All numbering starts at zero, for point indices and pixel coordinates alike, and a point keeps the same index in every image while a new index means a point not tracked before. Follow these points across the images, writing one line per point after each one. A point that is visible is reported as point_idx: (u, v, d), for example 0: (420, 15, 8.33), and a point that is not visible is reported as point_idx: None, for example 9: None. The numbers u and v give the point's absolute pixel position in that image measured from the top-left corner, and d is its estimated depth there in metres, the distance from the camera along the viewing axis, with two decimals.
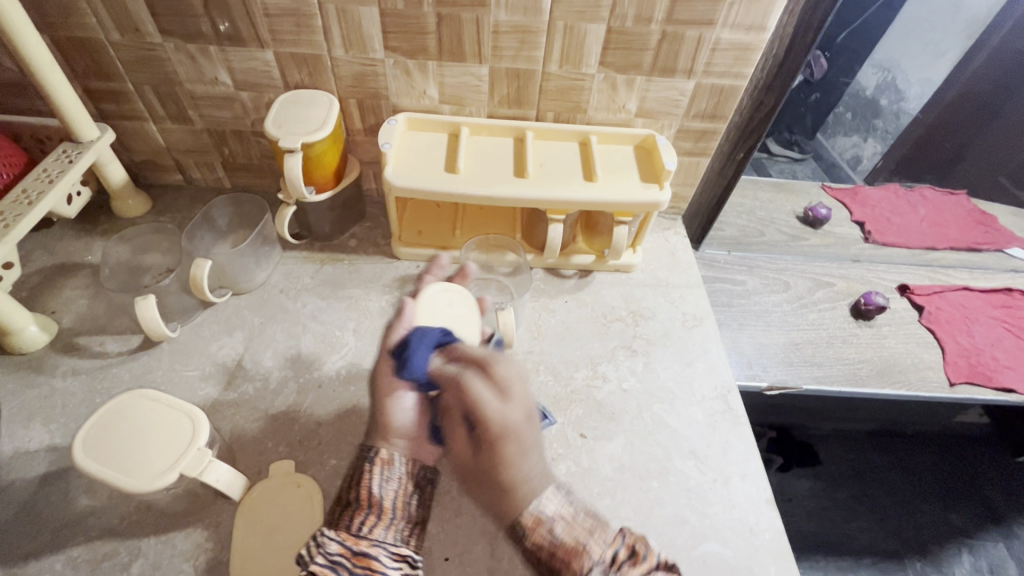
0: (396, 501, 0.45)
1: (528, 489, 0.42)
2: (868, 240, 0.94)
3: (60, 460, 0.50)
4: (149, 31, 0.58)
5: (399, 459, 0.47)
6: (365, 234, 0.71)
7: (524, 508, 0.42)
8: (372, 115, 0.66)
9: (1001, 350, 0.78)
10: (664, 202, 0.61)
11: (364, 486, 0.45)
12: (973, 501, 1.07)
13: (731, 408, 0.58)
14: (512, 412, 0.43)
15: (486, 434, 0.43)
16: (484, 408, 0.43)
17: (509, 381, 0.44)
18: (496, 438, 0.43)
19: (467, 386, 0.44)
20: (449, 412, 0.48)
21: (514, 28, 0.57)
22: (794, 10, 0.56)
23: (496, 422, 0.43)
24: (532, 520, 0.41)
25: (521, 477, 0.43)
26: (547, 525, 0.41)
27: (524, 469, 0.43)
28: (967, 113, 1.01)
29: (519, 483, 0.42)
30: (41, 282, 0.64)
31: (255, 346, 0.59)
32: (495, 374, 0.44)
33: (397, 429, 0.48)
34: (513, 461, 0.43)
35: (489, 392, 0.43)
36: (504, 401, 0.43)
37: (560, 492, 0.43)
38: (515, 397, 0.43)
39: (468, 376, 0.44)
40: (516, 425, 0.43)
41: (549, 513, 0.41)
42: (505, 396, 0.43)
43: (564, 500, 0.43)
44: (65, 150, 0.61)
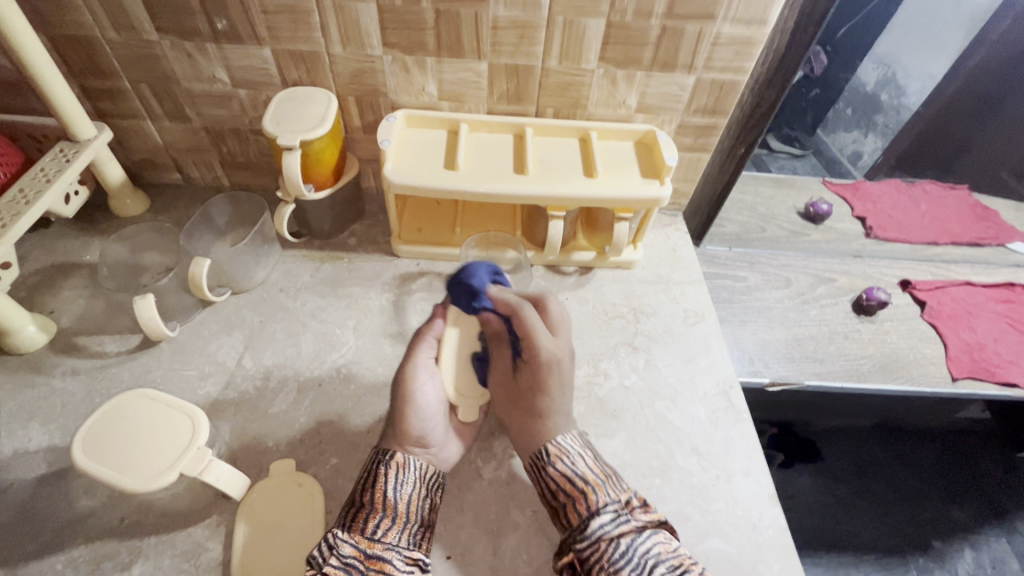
0: (412, 507, 0.46)
1: (551, 432, 0.49)
2: (870, 235, 0.94)
3: (60, 460, 0.50)
4: (146, 29, 0.57)
5: (416, 466, 0.48)
6: (364, 232, 0.71)
7: (548, 440, 0.49)
8: (370, 112, 0.66)
9: (1004, 345, 0.78)
10: (665, 198, 0.60)
11: (381, 489, 0.45)
12: (975, 496, 1.07)
13: (733, 405, 0.58)
14: (562, 345, 0.52)
15: (534, 360, 0.50)
16: (539, 337, 0.50)
17: (559, 322, 0.53)
18: (541, 368, 0.50)
19: (525, 315, 0.51)
20: (496, 337, 0.55)
21: (512, 24, 0.57)
22: (794, 4, 0.55)
23: (546, 355, 0.50)
24: (557, 451, 0.48)
25: (549, 415, 0.50)
26: (568, 459, 0.47)
27: (558, 403, 0.51)
28: (966, 109, 1.00)
29: (552, 413, 0.50)
30: (40, 281, 0.63)
31: (254, 344, 0.59)
32: (548, 310, 0.53)
33: (414, 438, 0.49)
34: (548, 395, 0.50)
35: (544, 328, 0.52)
36: (554, 337, 0.52)
37: (579, 437, 0.50)
38: (563, 334, 0.52)
39: (528, 311, 0.51)
40: (561, 355, 0.51)
41: (572, 450, 0.48)
42: (555, 332, 0.52)
43: (586, 450, 0.49)
44: (62, 149, 0.61)
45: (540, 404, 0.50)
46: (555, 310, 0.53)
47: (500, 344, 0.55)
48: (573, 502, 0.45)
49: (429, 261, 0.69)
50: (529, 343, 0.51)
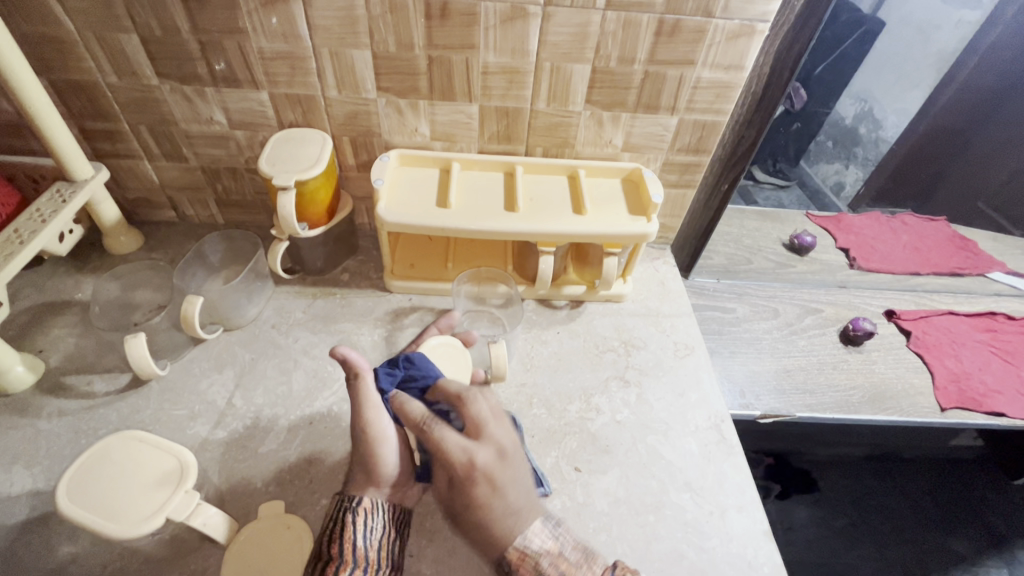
0: (378, 554, 0.45)
1: (508, 529, 0.41)
2: (853, 266, 0.96)
3: (43, 505, 0.49)
4: (146, 74, 0.59)
5: (381, 505, 0.47)
6: (358, 268, 0.72)
7: (506, 543, 0.41)
8: (364, 151, 0.68)
9: (990, 374, 0.79)
10: (652, 233, 0.62)
11: (348, 537, 0.44)
12: (972, 525, 1.07)
13: (725, 438, 0.58)
14: (487, 446, 0.43)
15: (452, 474, 0.42)
16: (451, 452, 0.42)
17: (482, 418, 0.45)
18: (467, 479, 0.42)
19: (433, 427, 0.44)
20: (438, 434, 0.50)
21: (502, 69, 0.59)
22: (770, 50, 0.58)
23: (462, 464, 0.42)
24: (519, 554, 0.40)
25: (502, 513, 0.41)
26: (534, 559, 0.40)
27: (504, 504, 0.42)
28: (938, 144, 1.04)
29: (502, 520, 0.41)
30: (30, 320, 0.63)
31: (245, 383, 0.59)
32: (470, 413, 0.45)
33: (384, 478, 0.48)
34: (485, 502, 0.42)
35: (454, 433, 0.43)
36: (471, 441, 0.43)
37: (547, 522, 0.42)
38: (489, 433, 0.44)
39: (432, 426, 0.44)
40: (484, 466, 0.42)
41: (535, 547, 0.41)
42: (477, 434, 0.44)
43: (552, 534, 0.42)
44: (58, 189, 0.61)
45: (480, 521, 0.42)
46: (479, 410, 0.45)
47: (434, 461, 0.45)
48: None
49: (421, 296, 0.69)
50: (439, 456, 0.43)
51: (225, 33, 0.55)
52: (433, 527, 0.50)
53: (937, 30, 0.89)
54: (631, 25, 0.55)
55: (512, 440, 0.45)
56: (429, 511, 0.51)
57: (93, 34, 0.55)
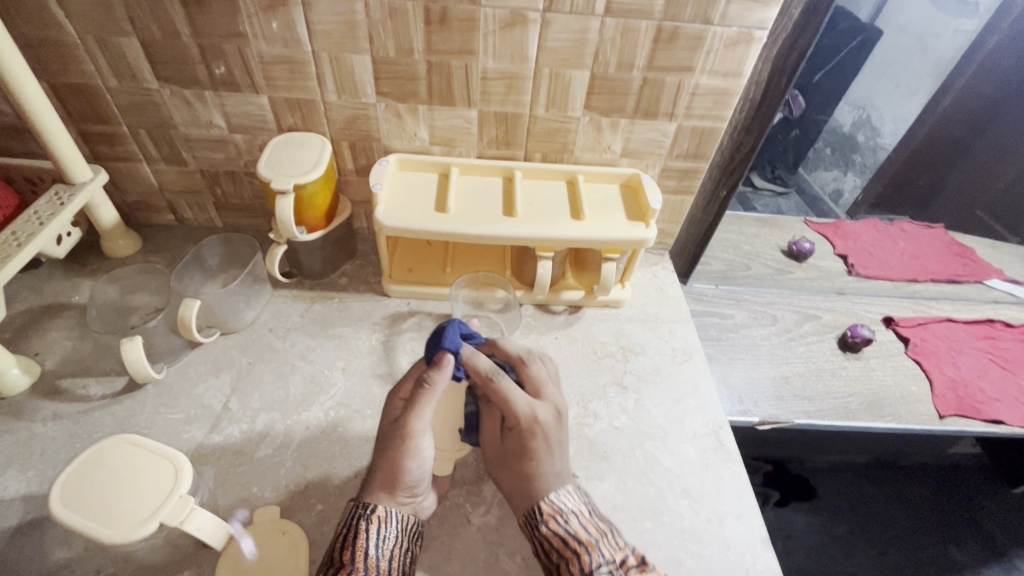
0: (392, 565, 0.43)
1: (545, 485, 0.46)
2: (852, 273, 0.96)
3: (36, 509, 0.48)
4: (146, 77, 0.59)
5: (397, 515, 0.45)
6: (356, 272, 0.72)
7: (540, 496, 0.46)
8: (363, 156, 0.68)
9: (988, 382, 0.79)
10: (651, 239, 0.62)
11: (361, 547, 0.42)
12: (971, 533, 1.06)
13: (723, 445, 0.58)
14: (544, 407, 0.49)
15: (515, 423, 0.48)
16: (516, 401, 0.48)
17: (543, 381, 0.51)
18: (526, 432, 0.48)
19: (502, 384, 0.48)
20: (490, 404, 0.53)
21: (501, 75, 0.59)
22: (768, 57, 0.58)
23: (525, 415, 0.48)
24: (551, 510, 0.45)
25: (545, 470, 0.47)
26: (562, 518, 0.44)
27: (548, 464, 0.47)
28: (935, 150, 1.06)
29: (542, 475, 0.47)
30: (27, 323, 0.63)
31: (242, 387, 0.58)
32: (530, 374, 0.51)
33: (404, 487, 0.45)
34: (539, 455, 0.47)
35: (519, 392, 0.48)
36: (535, 398, 0.50)
37: (578, 492, 0.47)
38: (548, 396, 0.51)
39: (500, 379, 0.48)
40: (543, 421, 0.48)
41: (567, 507, 0.45)
42: (538, 395, 0.50)
43: (580, 499, 0.47)
44: (57, 192, 0.61)
45: (528, 469, 0.47)
46: (536, 373, 0.52)
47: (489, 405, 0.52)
48: (568, 556, 0.42)
49: (419, 301, 0.69)
50: (506, 409, 0.48)
51: (225, 38, 0.56)
52: (430, 534, 0.50)
53: (935, 38, 0.91)
54: (630, 31, 0.55)
55: (561, 407, 0.51)
56: (425, 517, 0.51)
57: (93, 37, 0.56)
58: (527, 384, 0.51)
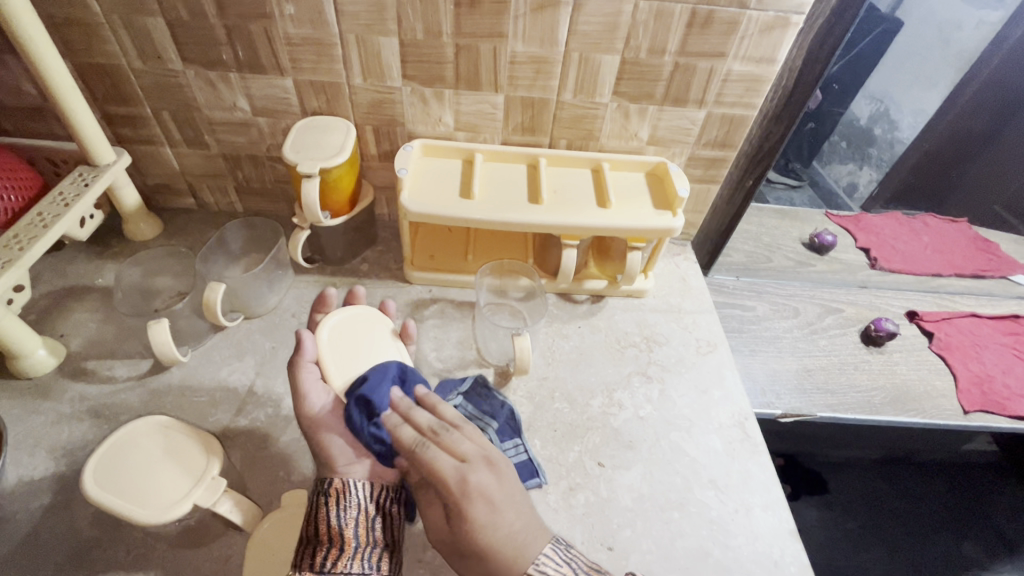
0: (363, 535, 0.44)
1: (513, 560, 0.39)
2: (874, 266, 0.95)
3: (66, 489, 0.48)
4: (171, 59, 0.59)
5: (352, 485, 0.45)
6: (378, 259, 0.72)
7: (514, 574, 0.38)
8: (387, 140, 0.67)
9: (1013, 378, 0.78)
10: (677, 228, 0.61)
11: (324, 520, 0.43)
12: (985, 530, 1.06)
13: (749, 436, 0.58)
14: (470, 457, 0.43)
15: (446, 491, 0.41)
16: (440, 462, 0.42)
17: (449, 432, 0.44)
18: (461, 500, 0.41)
19: (426, 448, 0.43)
20: (426, 495, 0.46)
21: (530, 59, 0.58)
22: (802, 44, 0.57)
23: (455, 480, 0.41)
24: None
25: (492, 543, 0.39)
26: None
27: (504, 527, 0.40)
28: (957, 143, 1.04)
29: (498, 549, 0.39)
30: (51, 304, 0.63)
31: (266, 371, 0.58)
32: (442, 437, 0.44)
33: (339, 460, 0.47)
34: (481, 524, 0.40)
35: (441, 452, 0.43)
36: (460, 460, 0.42)
37: (549, 545, 0.41)
38: (468, 447, 0.43)
39: (425, 448, 0.43)
40: (475, 482, 0.41)
41: (551, 573, 0.39)
42: (456, 451, 0.43)
43: (563, 558, 0.40)
44: (81, 174, 0.61)
45: (479, 544, 0.39)
46: (445, 413, 0.46)
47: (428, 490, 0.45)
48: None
49: (441, 288, 0.69)
50: (431, 474, 0.42)
51: (251, 18, 0.55)
52: None
53: (957, 30, 0.88)
54: (663, 15, 0.54)
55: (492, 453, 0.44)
56: None
57: (119, 17, 0.55)
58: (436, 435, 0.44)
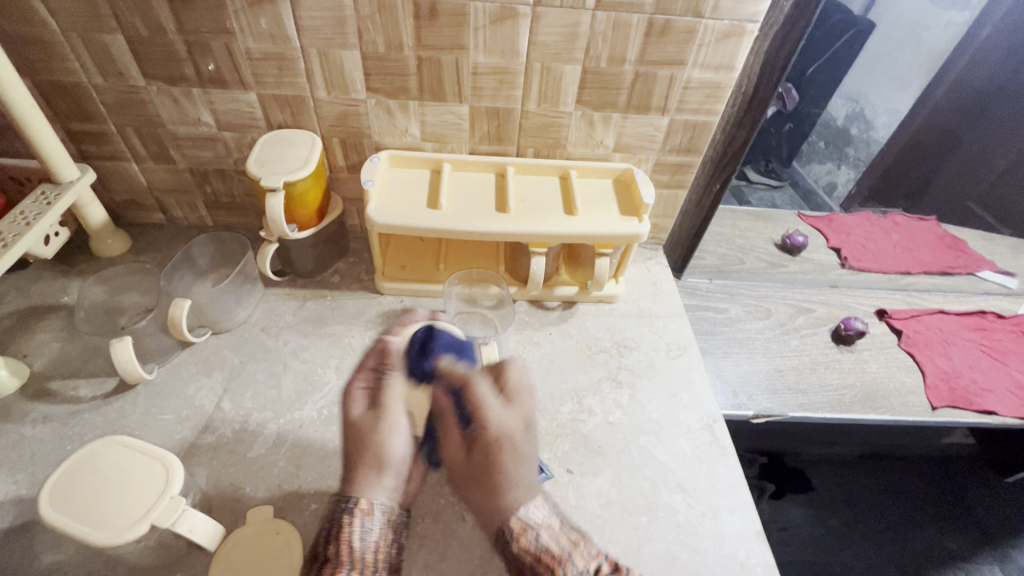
0: (378, 557, 0.43)
1: (517, 497, 0.42)
2: (845, 266, 0.96)
3: (26, 513, 0.48)
4: (132, 75, 0.59)
5: (381, 508, 0.44)
6: (348, 270, 0.72)
7: (507, 513, 0.42)
8: (354, 152, 0.67)
9: (980, 373, 0.79)
10: (644, 234, 0.62)
11: (346, 539, 0.42)
12: (964, 522, 1.07)
13: (717, 439, 0.58)
14: (513, 416, 0.44)
15: (483, 435, 0.43)
16: (487, 411, 0.44)
17: (518, 389, 0.46)
18: (496, 442, 0.43)
19: (476, 386, 0.46)
20: (442, 414, 0.47)
21: (492, 70, 0.59)
22: (760, 50, 0.58)
23: (495, 426, 0.44)
24: (519, 527, 0.41)
25: (505, 478, 0.43)
26: (534, 532, 0.41)
27: (521, 475, 0.43)
28: (930, 142, 1.05)
29: (510, 489, 0.42)
30: (15, 324, 0.62)
31: (234, 387, 0.58)
32: (507, 380, 0.46)
33: (391, 464, 0.46)
34: (507, 466, 0.43)
35: (494, 398, 0.45)
36: (506, 406, 0.45)
37: (547, 503, 0.43)
38: (521, 405, 0.45)
39: (477, 384, 0.46)
40: (512, 433, 0.43)
41: (537, 520, 0.42)
42: (509, 402, 0.45)
43: (552, 512, 0.43)
44: (44, 192, 0.61)
45: (497, 478, 0.43)
46: (512, 377, 0.46)
47: (449, 417, 0.47)
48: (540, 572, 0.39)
49: (412, 298, 0.69)
50: (476, 416, 0.44)
51: (211, 34, 0.55)
52: (425, 531, 0.50)
53: (926, 31, 0.90)
54: (621, 25, 0.55)
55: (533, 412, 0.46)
56: (420, 514, 0.51)
57: (78, 34, 0.55)
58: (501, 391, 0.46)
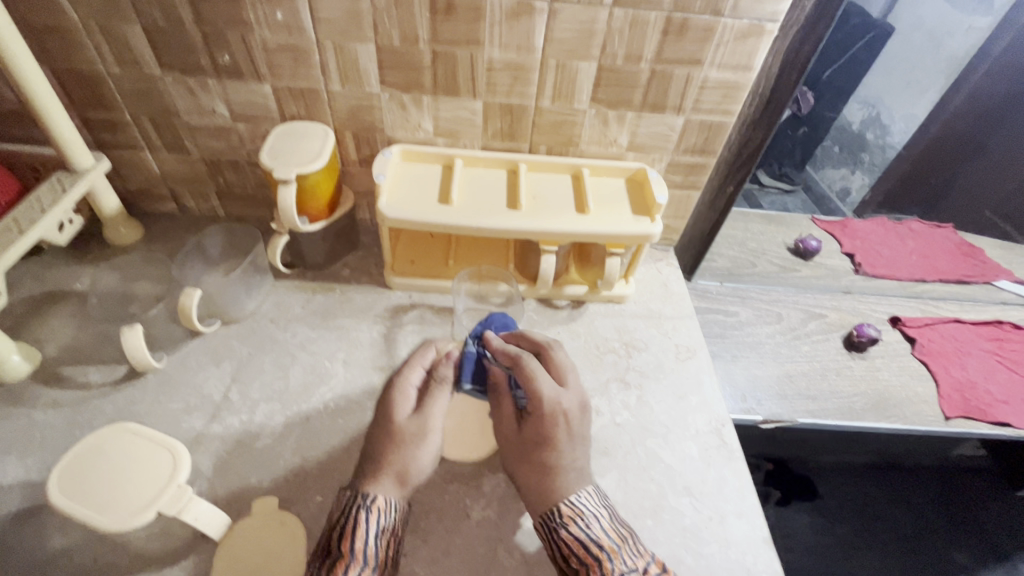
0: (386, 553, 0.45)
1: (565, 491, 0.48)
2: (858, 271, 0.95)
3: (35, 497, 0.48)
4: (149, 65, 0.59)
5: (397, 504, 0.48)
6: (358, 264, 0.71)
7: (556, 501, 0.48)
8: (367, 146, 0.67)
9: (995, 383, 0.78)
10: (656, 234, 0.61)
11: (359, 533, 0.44)
12: (974, 536, 1.05)
13: (726, 443, 0.58)
14: (567, 395, 0.53)
15: (538, 410, 0.51)
16: (541, 383, 0.52)
17: (564, 369, 0.54)
18: (549, 415, 0.51)
19: (526, 362, 0.53)
20: (497, 387, 0.56)
21: (507, 66, 0.58)
22: (779, 51, 0.57)
23: (550, 404, 0.52)
24: (570, 513, 0.47)
25: (558, 468, 0.49)
26: (583, 522, 0.46)
27: (569, 456, 0.50)
28: (950, 148, 1.04)
29: (564, 470, 0.49)
30: (28, 310, 0.63)
31: (242, 377, 0.58)
32: (553, 359, 0.55)
33: (385, 470, 0.48)
34: (562, 442, 0.51)
35: (550, 379, 0.53)
36: (561, 388, 0.53)
37: (597, 495, 0.49)
38: (571, 384, 0.54)
39: (528, 359, 0.53)
40: (567, 408, 0.52)
41: (588, 512, 0.47)
42: (562, 383, 0.54)
43: (599, 503, 0.48)
44: (59, 179, 0.61)
45: (550, 458, 0.50)
46: (560, 360, 0.55)
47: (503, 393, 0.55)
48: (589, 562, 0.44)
49: (421, 294, 0.69)
50: (532, 393, 0.52)
51: (228, 24, 0.55)
52: (429, 527, 0.50)
53: (948, 36, 0.89)
54: (638, 23, 0.54)
55: (580, 392, 0.54)
56: (424, 510, 0.51)
57: (96, 23, 0.55)
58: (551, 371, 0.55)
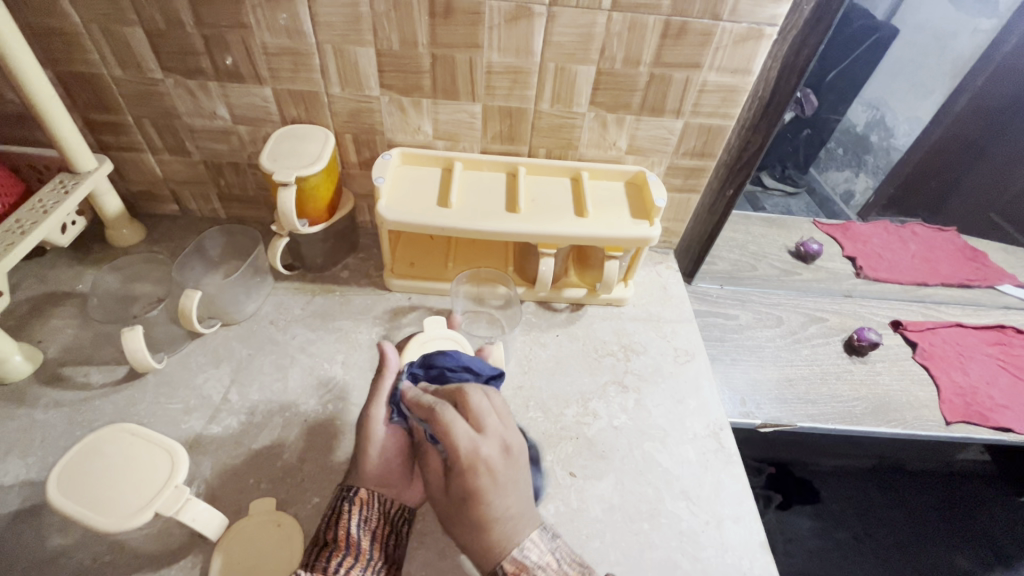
0: (374, 543, 0.46)
1: (504, 539, 0.42)
2: (860, 275, 0.94)
3: (34, 496, 0.48)
4: (151, 68, 0.59)
5: (379, 499, 0.48)
6: (358, 266, 0.72)
7: (496, 555, 0.41)
8: (367, 148, 0.67)
9: (997, 389, 0.77)
10: (655, 237, 0.61)
11: (347, 524, 0.45)
12: (978, 541, 1.04)
13: (723, 447, 0.58)
14: (484, 441, 0.43)
15: (456, 464, 0.42)
16: (454, 437, 0.42)
17: (483, 414, 0.44)
18: (467, 472, 0.42)
19: (443, 411, 0.43)
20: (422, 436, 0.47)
21: (506, 69, 0.59)
22: (778, 54, 0.57)
23: (466, 455, 0.42)
24: (513, 569, 0.41)
25: (496, 518, 0.42)
26: (531, 574, 0.40)
27: (500, 507, 0.42)
28: (954, 151, 1.03)
29: (495, 524, 0.42)
30: (30, 310, 0.63)
31: (241, 378, 0.58)
32: (469, 405, 0.44)
33: (369, 473, 0.48)
34: (489, 497, 0.42)
35: (465, 425, 0.43)
36: (477, 433, 0.43)
37: (543, 537, 0.43)
38: (490, 428, 0.43)
39: (441, 407, 0.43)
40: (487, 460, 0.42)
41: (533, 560, 0.41)
42: (481, 429, 0.43)
43: (548, 547, 0.42)
44: (62, 180, 0.61)
45: (477, 516, 0.42)
46: (476, 402, 0.44)
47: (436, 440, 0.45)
48: None
49: (420, 296, 0.69)
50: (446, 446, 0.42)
51: (230, 28, 0.55)
52: (425, 529, 0.50)
53: (953, 38, 0.88)
54: (637, 26, 0.54)
55: (503, 434, 0.44)
56: (421, 513, 0.51)
57: (99, 26, 0.55)
58: (467, 417, 0.44)
